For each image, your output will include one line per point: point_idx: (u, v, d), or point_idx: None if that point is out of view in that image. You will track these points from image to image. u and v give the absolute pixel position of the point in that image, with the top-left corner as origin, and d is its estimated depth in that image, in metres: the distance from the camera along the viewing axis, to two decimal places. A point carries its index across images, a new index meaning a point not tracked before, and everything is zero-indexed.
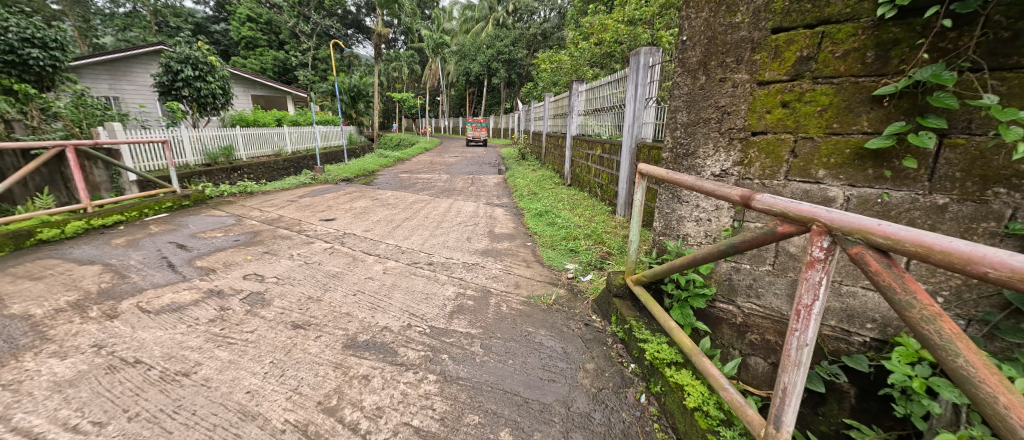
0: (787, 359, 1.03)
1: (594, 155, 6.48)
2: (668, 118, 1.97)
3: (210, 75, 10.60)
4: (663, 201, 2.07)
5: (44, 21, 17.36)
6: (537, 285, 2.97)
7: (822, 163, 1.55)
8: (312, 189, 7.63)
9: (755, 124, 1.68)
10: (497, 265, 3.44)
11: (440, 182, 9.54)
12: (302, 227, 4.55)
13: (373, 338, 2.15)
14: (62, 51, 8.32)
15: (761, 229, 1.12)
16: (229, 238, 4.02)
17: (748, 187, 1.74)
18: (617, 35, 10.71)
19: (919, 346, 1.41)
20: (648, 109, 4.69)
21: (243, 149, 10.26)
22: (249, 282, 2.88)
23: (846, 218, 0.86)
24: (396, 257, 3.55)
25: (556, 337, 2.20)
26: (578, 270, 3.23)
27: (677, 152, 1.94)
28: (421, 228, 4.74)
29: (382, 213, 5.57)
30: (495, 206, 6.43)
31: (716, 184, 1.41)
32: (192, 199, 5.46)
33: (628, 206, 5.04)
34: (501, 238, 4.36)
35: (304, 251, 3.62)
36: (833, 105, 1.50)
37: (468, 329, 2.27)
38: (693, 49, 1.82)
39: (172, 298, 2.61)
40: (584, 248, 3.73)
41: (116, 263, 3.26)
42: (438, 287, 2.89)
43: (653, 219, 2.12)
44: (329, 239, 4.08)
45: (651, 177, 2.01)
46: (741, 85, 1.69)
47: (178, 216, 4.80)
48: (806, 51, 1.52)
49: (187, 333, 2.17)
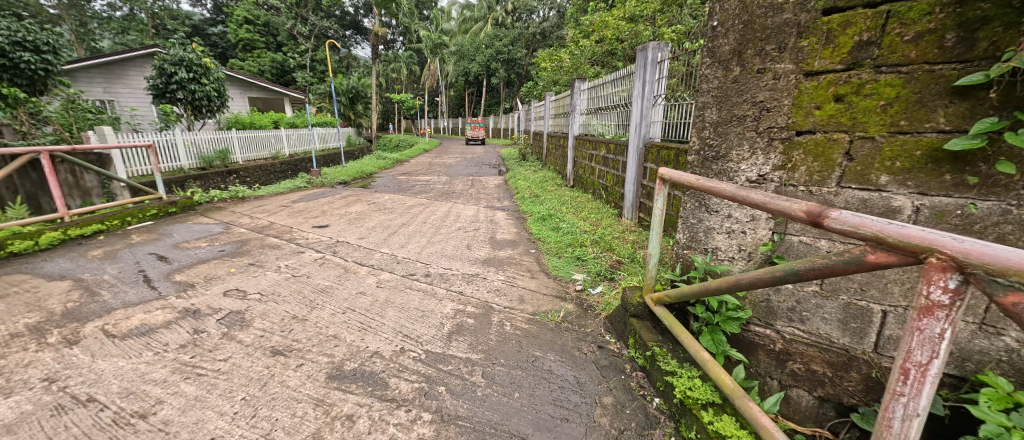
0: (884, 428, 0.83)
1: (598, 155, 6.23)
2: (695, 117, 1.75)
3: (204, 77, 10.36)
4: (688, 211, 1.83)
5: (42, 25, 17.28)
6: (543, 300, 2.72)
7: (885, 167, 1.31)
8: (307, 193, 7.39)
9: (801, 122, 1.45)
10: (500, 276, 3.19)
11: (439, 184, 9.31)
12: (293, 235, 4.31)
13: (361, 366, 1.90)
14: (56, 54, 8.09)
15: (836, 256, 0.90)
16: (214, 248, 3.78)
17: (791, 195, 1.51)
18: (618, 32, 10.46)
19: (1011, 388, 1.15)
20: (656, 107, 4.46)
21: (239, 152, 10.03)
22: (230, 299, 2.64)
23: (990, 252, 0.64)
24: (391, 269, 3.30)
25: (566, 363, 1.95)
26: (587, 282, 2.99)
27: (705, 155, 1.72)
28: (418, 234, 4.50)
29: (378, 218, 5.33)
30: (496, 210, 6.19)
31: (763, 194, 1.18)
32: (180, 206, 5.22)
33: (636, 209, 4.81)
34: (502, 244, 4.13)
35: (293, 263, 3.38)
36: (900, 98, 1.26)
37: (468, 354, 2.03)
38: (726, 36, 1.60)
39: (142, 320, 2.36)
40: (591, 256, 3.48)
41: (88, 278, 3.02)
42: (435, 303, 2.64)
43: (676, 230, 1.89)
44: (320, 249, 3.84)
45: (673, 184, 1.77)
46: (784, 77, 1.46)
47: (163, 224, 4.57)
48: (865, 35, 1.29)
49: (152, 362, 1.93)
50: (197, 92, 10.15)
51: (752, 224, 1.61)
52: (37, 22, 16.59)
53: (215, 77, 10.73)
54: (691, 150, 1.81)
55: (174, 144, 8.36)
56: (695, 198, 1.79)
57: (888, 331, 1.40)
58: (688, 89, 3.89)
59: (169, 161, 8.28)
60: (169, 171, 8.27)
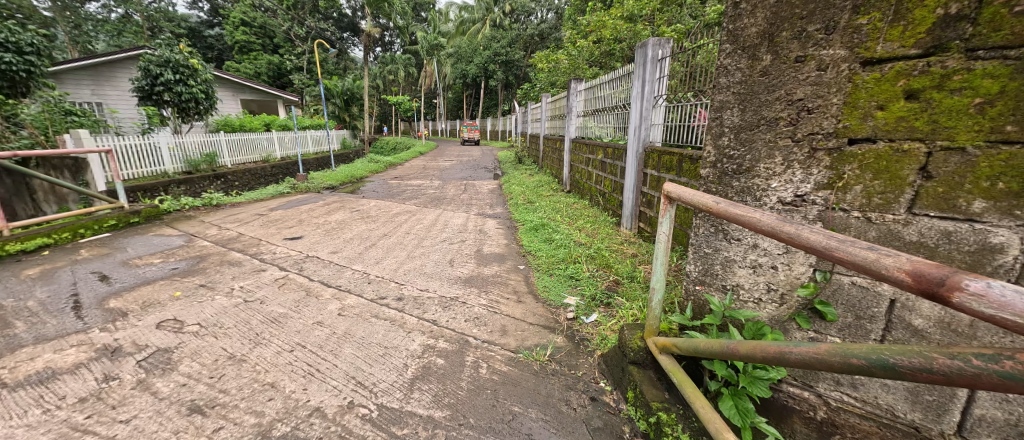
0: None
1: (595, 159, 5.87)
2: (709, 119, 1.40)
3: (192, 78, 10.00)
4: (701, 237, 1.45)
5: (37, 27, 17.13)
6: (528, 332, 2.34)
7: (980, 189, 0.95)
8: (289, 200, 7.01)
9: (857, 127, 1.09)
10: (481, 300, 2.81)
11: (430, 189, 8.93)
12: (259, 249, 3.93)
13: (294, 431, 1.53)
14: (38, 56, 7.90)
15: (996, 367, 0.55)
16: (166, 266, 3.39)
17: (841, 222, 1.14)
18: (616, 32, 10.16)
19: None
20: (657, 109, 4.09)
21: (227, 155, 9.65)
22: (162, 333, 2.27)
23: None
24: (360, 291, 2.93)
25: (549, 425, 1.58)
26: (580, 308, 2.61)
27: (724, 167, 1.35)
28: (397, 247, 4.11)
29: (359, 228, 4.96)
30: (487, 218, 5.83)
31: (827, 235, 0.83)
32: (143, 216, 4.89)
33: (635, 219, 4.44)
34: (489, 259, 3.75)
35: (249, 283, 3.01)
36: (1007, 94, 0.90)
37: (429, 410, 1.66)
38: (753, 15, 1.24)
39: (48, 361, 1.99)
40: (585, 275, 3.10)
41: (9, 304, 2.65)
42: (401, 336, 2.26)
43: (686, 261, 1.51)
44: (285, 266, 3.45)
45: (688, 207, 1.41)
46: (832, 67, 1.10)
47: (120, 237, 4.22)
48: (954, 7, 0.93)
49: (35, 426, 1.57)
50: (184, 93, 9.78)
51: (786, 258, 1.25)
52: (31, 24, 16.46)
53: (204, 79, 10.35)
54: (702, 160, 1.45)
55: (159, 148, 8.00)
56: (710, 221, 1.40)
57: (980, 410, 1.02)
58: (691, 88, 3.56)
59: (153, 165, 7.93)
60: (152, 175, 7.91)
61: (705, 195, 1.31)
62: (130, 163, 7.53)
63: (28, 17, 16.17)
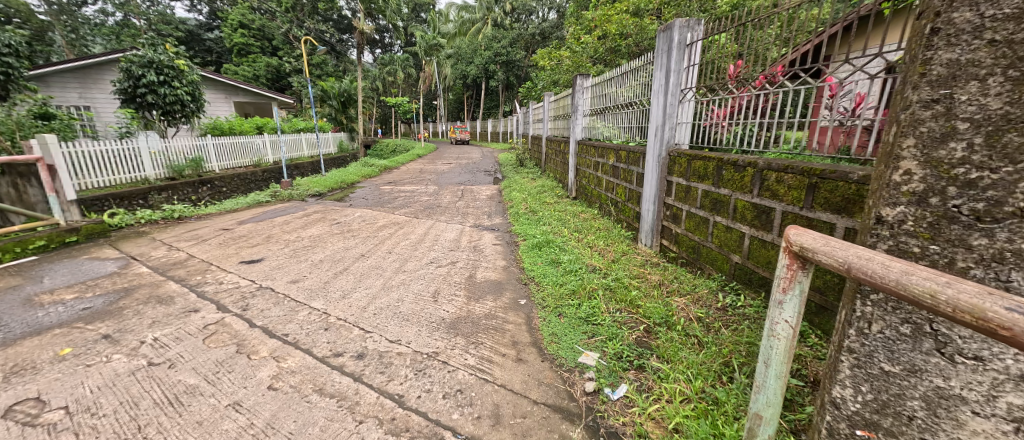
0: None
1: (605, 163, 5.15)
2: (906, 113, 0.97)
3: (177, 80, 9.29)
4: (879, 345, 0.96)
5: (35, 33, 16.78)
6: (532, 420, 1.64)
7: None
8: (266, 210, 6.33)
9: None
10: (467, 359, 2.09)
11: (424, 196, 8.18)
12: (204, 278, 3.23)
13: None
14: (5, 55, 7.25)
15: None
16: (77, 304, 2.73)
17: None
18: (623, 27, 9.44)
19: None
20: (685, 104, 3.38)
21: (214, 158, 8.91)
22: (2, 426, 1.59)
23: None
24: (310, 343, 2.22)
25: None
26: (602, 374, 1.91)
27: (958, 207, 0.88)
28: (372, 274, 3.39)
29: (334, 246, 4.27)
30: (484, 230, 5.15)
31: None
32: (82, 233, 4.27)
33: (657, 235, 3.73)
34: (484, 290, 3.05)
35: (169, 332, 2.33)
36: None
37: None
38: None
39: None
40: (606, 319, 2.38)
41: None
42: (347, 432, 1.56)
43: (843, 375, 1.03)
44: (225, 303, 2.74)
45: (860, 278, 0.86)
46: None
47: (43, 264, 3.57)
48: None
49: None
50: (168, 96, 9.09)
51: None
52: (24, 28, 16.06)
53: (190, 80, 9.63)
54: (880, 180, 1.02)
55: (140, 153, 7.35)
56: (901, 316, 0.91)
57: None
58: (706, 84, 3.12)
59: (133, 171, 7.29)
60: (132, 182, 7.27)
61: (927, 277, 0.75)
62: (105, 170, 6.81)
63: (22, 21, 15.88)
